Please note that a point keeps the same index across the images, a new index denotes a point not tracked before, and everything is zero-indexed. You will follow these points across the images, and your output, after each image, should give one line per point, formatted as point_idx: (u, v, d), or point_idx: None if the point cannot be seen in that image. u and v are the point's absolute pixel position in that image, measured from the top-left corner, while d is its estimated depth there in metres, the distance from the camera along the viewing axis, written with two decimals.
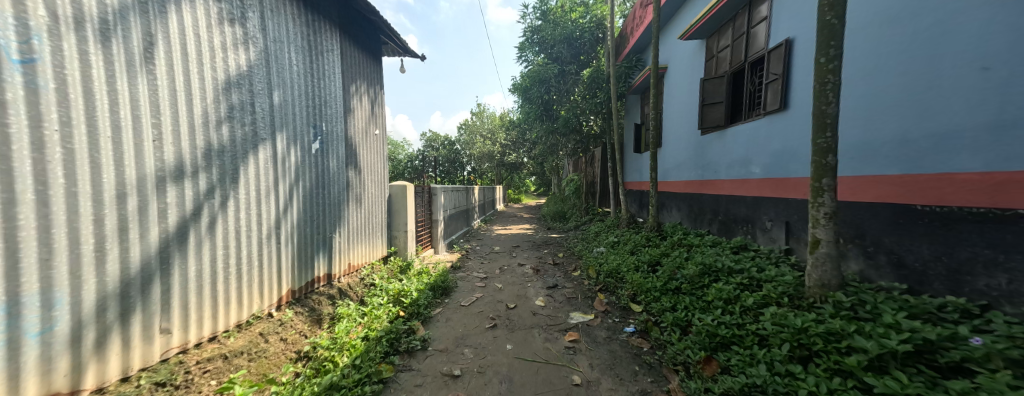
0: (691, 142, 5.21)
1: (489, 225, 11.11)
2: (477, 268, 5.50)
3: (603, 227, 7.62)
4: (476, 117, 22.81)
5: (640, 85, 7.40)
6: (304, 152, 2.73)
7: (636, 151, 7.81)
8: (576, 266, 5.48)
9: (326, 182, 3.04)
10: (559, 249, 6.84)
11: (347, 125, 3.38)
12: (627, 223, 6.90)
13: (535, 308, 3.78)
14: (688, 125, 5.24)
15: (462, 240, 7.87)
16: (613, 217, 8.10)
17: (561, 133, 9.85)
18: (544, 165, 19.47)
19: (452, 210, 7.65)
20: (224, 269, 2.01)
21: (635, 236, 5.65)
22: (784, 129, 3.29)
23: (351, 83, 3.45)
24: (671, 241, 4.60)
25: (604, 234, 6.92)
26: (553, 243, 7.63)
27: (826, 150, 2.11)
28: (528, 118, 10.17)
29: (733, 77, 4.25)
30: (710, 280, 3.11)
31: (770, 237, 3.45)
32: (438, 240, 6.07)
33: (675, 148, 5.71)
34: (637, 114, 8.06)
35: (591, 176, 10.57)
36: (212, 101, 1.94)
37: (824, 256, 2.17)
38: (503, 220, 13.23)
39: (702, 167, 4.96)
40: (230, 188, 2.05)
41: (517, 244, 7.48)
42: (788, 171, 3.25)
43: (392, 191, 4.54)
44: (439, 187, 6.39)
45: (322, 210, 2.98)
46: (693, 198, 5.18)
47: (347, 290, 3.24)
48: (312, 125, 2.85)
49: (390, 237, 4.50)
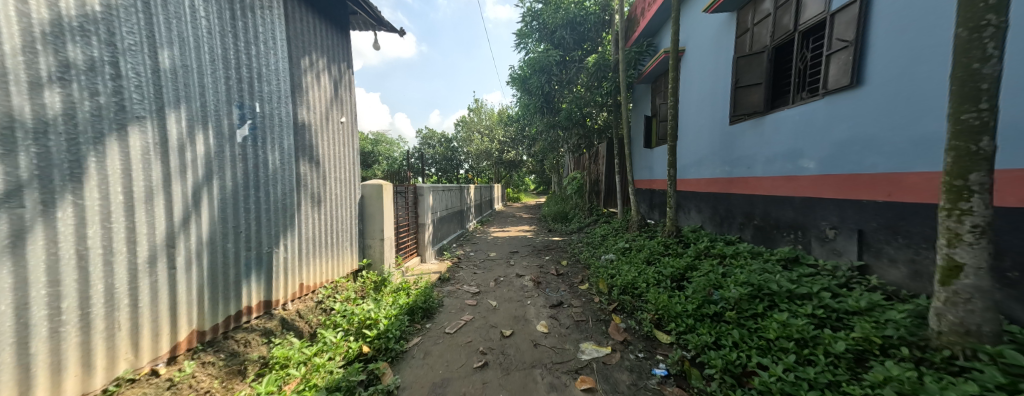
0: (716, 133, 4.49)
1: (486, 228, 10.38)
2: (469, 280, 4.76)
3: (610, 230, 6.90)
4: (473, 113, 22.03)
5: (652, 73, 6.69)
6: (220, 139, 1.99)
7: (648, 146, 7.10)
8: (583, 277, 4.75)
9: (262, 181, 2.31)
10: (562, 256, 6.12)
11: (297, 108, 2.65)
12: (637, 227, 6.18)
13: (537, 335, 3.07)
14: (715, 113, 4.52)
15: (454, 245, 7.13)
16: (622, 220, 7.40)
17: (563, 128, 9.13)
18: (545, 163, 18.74)
19: (444, 212, 6.91)
20: (45, 317, 1.30)
21: (650, 242, 4.93)
22: (855, 111, 2.57)
23: (303, 54, 2.72)
24: (696, 251, 3.89)
25: (612, 239, 6.20)
26: (555, 248, 6.90)
27: (981, 130, 1.38)
28: (527, 111, 9.43)
29: (776, 53, 3.53)
30: (765, 307, 2.39)
31: (833, 249, 2.74)
32: (425, 247, 5.33)
33: (696, 141, 4.98)
34: (648, 105, 7.34)
35: (596, 174, 9.85)
36: (16, 49, 1.22)
37: (970, 290, 1.45)
38: (502, 221, 12.49)
39: (731, 163, 4.25)
40: (63, 190, 1.33)
41: (515, 250, 6.75)
42: (862, 165, 2.53)
43: (364, 192, 3.78)
44: (427, 186, 5.65)
45: (254, 218, 2.24)
46: (720, 199, 4.46)
47: (294, 320, 2.51)
48: (238, 104, 2.12)
49: (363, 247, 3.77)
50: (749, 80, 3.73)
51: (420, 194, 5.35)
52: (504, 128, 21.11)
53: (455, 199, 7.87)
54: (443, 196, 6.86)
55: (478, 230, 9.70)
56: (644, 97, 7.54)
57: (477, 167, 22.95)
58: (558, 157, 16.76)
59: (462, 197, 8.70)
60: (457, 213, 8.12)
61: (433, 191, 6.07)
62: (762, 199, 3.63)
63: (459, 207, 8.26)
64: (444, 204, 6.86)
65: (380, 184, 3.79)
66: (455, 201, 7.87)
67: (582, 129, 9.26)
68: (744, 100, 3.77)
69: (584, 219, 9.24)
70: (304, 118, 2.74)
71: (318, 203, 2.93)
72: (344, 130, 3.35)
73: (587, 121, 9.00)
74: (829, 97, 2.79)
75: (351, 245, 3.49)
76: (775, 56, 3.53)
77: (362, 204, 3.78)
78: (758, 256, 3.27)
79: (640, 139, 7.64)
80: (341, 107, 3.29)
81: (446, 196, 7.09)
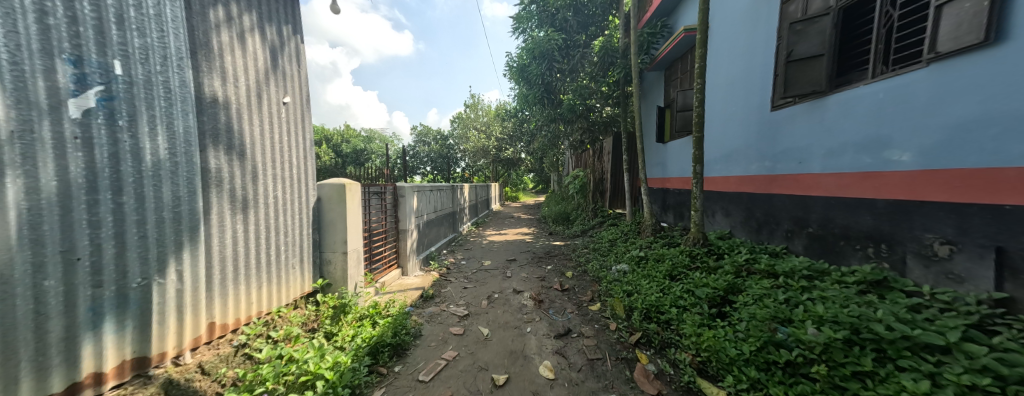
0: (754, 122, 3.75)
1: (482, 231, 9.59)
2: (457, 298, 3.99)
3: (620, 235, 6.16)
4: (470, 108, 21.19)
5: (666, 58, 5.96)
6: (28, 110, 1.28)
7: (661, 140, 6.37)
8: (593, 293, 4.01)
9: (131, 181, 1.55)
10: (566, 265, 5.36)
11: (201, 77, 1.90)
12: (651, 232, 5.42)
13: (540, 384, 2.32)
14: (752, 98, 3.77)
15: (444, 251, 6.37)
16: (631, 223, 6.67)
17: (566, 121, 8.39)
18: (544, 161, 17.97)
19: (432, 214, 6.12)
20: None
21: (670, 252, 4.18)
22: (991, 79, 1.86)
23: (214, 3, 1.97)
24: (735, 266, 3.16)
25: (622, 247, 5.44)
26: (558, 255, 6.15)
27: None
28: (527, 103, 8.69)
29: (842, 16, 2.81)
30: (874, 361, 1.65)
31: (949, 273, 2.02)
32: (406, 258, 4.54)
33: (726, 133, 4.24)
34: (660, 95, 6.62)
35: (601, 172, 9.10)
36: None
37: None
38: (499, 223, 11.70)
39: (773, 157, 3.51)
40: None
41: (512, 258, 5.97)
42: (1003, 156, 1.80)
43: (321, 193, 3.00)
44: (410, 185, 4.87)
45: (114, 236, 1.49)
46: (757, 201, 3.73)
47: (198, 380, 1.76)
48: (67, 59, 1.38)
49: (320, 262, 2.98)
50: (805, 51, 2.97)
51: (402, 194, 4.55)
52: (501, 125, 20.27)
53: (445, 199, 7.07)
54: (431, 195, 6.07)
55: (473, 233, 8.91)
56: (657, 86, 6.81)
57: (474, 165, 22.10)
58: (558, 153, 15.94)
59: (453, 197, 7.88)
60: (448, 215, 7.34)
61: (418, 190, 5.29)
62: (822, 202, 2.91)
63: (450, 208, 7.47)
64: (431, 205, 6.06)
65: (342, 183, 3.00)
66: (445, 202, 7.09)
67: (585, 122, 8.50)
68: (799, 77, 3.01)
69: (588, 222, 8.47)
70: (216, 92, 1.98)
71: (244, 209, 2.16)
72: (287, 114, 2.58)
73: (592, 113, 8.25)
74: (939, 64, 2.08)
75: (299, 262, 2.70)
76: (841, 21, 2.81)
77: (318, 208, 2.99)
78: (824, 277, 2.55)
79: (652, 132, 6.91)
80: (283, 83, 2.53)
81: (435, 196, 6.30)
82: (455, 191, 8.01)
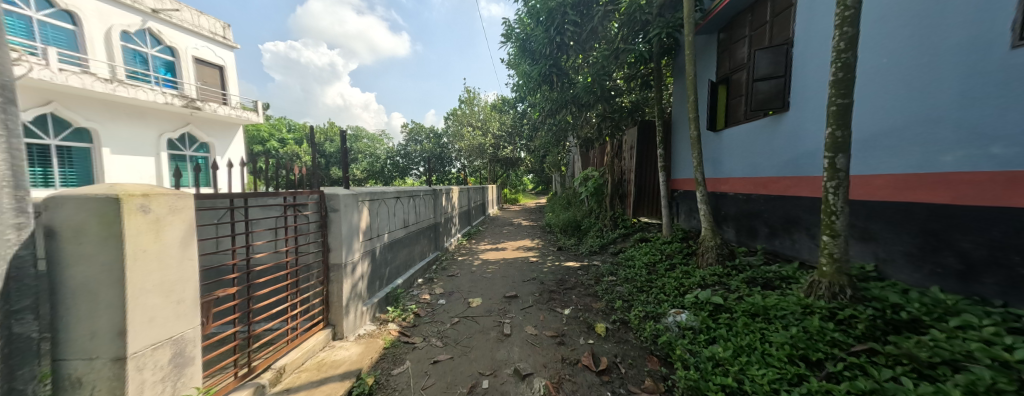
0: (957, 77, 2.07)
1: (476, 245, 7.86)
2: (414, 392, 2.27)
3: (662, 261, 4.47)
4: (465, 103, 19.50)
5: (726, 12, 4.31)
6: None
7: (715, 129, 4.77)
8: (655, 381, 2.31)
9: None
10: (591, 308, 3.64)
11: None
12: (712, 259, 3.69)
13: None
14: (951, 35, 2.09)
15: (421, 283, 4.66)
16: (673, 243, 4.96)
17: (579, 106, 6.70)
18: (547, 159, 16.34)
19: (399, 230, 4.37)
20: None
21: (777, 304, 2.47)
22: None
23: None
24: (992, 370, 1.47)
25: (670, 281, 3.73)
26: (577, 287, 4.42)
27: None
28: (530, 84, 6.98)
29: None
30: None
31: None
32: (339, 310, 2.82)
33: (869, 104, 2.55)
34: (713, 66, 4.95)
35: (621, 171, 7.44)
36: None
37: None
38: (496, 233, 9.98)
39: (1015, 139, 1.84)
40: None
41: (511, 293, 4.24)
42: None
43: (54, 219, 1.26)
44: (355, 192, 3.21)
45: None
46: (968, 222, 2.03)
47: None
48: None
49: (49, 387, 1.25)
50: None
51: (334, 209, 2.82)
52: (499, 120, 18.62)
53: (421, 208, 5.33)
54: (397, 205, 4.32)
55: (463, 250, 7.18)
56: (707, 55, 5.09)
57: (470, 164, 20.45)
58: (562, 150, 14.25)
59: (434, 204, 6.11)
60: (427, 230, 5.60)
61: (371, 199, 3.55)
62: None
63: (429, 219, 5.72)
64: (398, 218, 4.32)
65: (109, 197, 1.27)
66: (422, 213, 5.35)
67: (603, 108, 6.81)
68: None
69: (607, 236, 6.77)
70: None
71: None
72: None
73: (613, 97, 6.56)
74: None
75: None
76: None
77: (54, 255, 1.27)
78: None
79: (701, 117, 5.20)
80: None
81: (404, 205, 4.57)
82: (438, 197, 6.24)
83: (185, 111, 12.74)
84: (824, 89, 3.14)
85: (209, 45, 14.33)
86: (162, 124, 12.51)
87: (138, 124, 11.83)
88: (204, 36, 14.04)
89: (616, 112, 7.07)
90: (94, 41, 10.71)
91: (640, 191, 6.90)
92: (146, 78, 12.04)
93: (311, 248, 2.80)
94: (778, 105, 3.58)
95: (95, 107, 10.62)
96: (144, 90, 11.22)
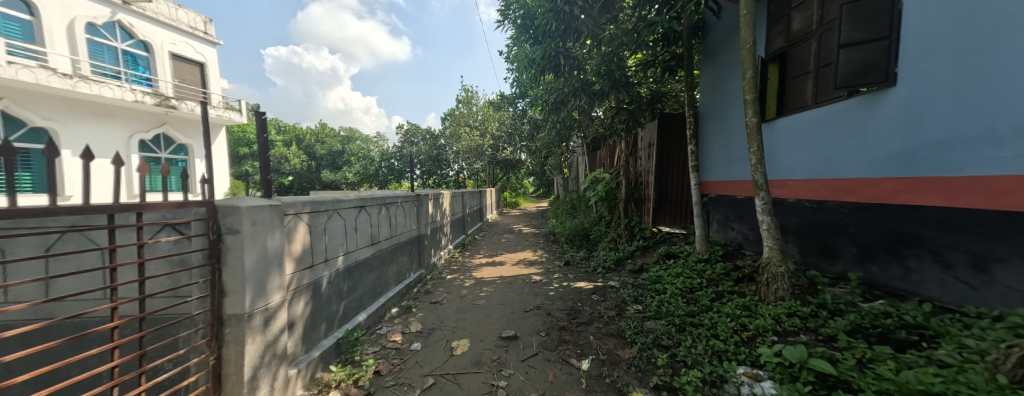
0: None
1: (470, 258, 6.87)
2: None
3: (703, 288, 3.49)
4: (463, 103, 18.54)
5: None
6: None
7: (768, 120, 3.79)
8: None
9: None
10: (618, 361, 2.65)
11: None
12: (782, 292, 2.69)
13: None
14: None
15: (395, 316, 3.69)
16: (712, 265, 3.95)
17: (591, 96, 5.72)
18: (550, 161, 15.42)
19: (363, 248, 3.36)
20: None
21: (941, 388, 1.49)
22: None
23: None
24: None
25: (725, 323, 2.74)
26: (595, 322, 3.44)
27: None
28: (531, 71, 6.03)
29: None
30: None
31: None
32: (235, 391, 1.81)
33: None
34: (762, 39, 3.96)
35: (639, 173, 6.53)
36: None
37: None
38: (494, 242, 9.01)
39: None
40: None
41: (508, 331, 3.24)
42: None
43: None
44: (284, 201, 2.23)
45: None
46: None
47: None
48: None
49: None
50: None
51: (231, 230, 1.83)
52: (499, 120, 17.76)
53: (399, 220, 4.35)
54: (361, 216, 3.33)
55: (455, 265, 6.19)
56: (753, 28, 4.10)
57: (469, 167, 19.50)
58: (566, 150, 13.29)
59: (418, 213, 5.13)
60: (407, 245, 4.61)
61: (313, 210, 2.55)
62: None
63: (410, 232, 4.74)
64: (361, 233, 3.33)
65: None
66: (400, 225, 4.38)
67: (618, 100, 5.84)
68: None
69: (622, 250, 5.78)
70: None
71: None
72: None
73: (631, 86, 5.57)
74: None
75: None
76: None
77: None
78: None
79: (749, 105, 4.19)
80: None
81: (372, 215, 3.58)
82: (422, 205, 5.25)
83: (159, 110, 11.90)
84: (959, 50, 2.14)
85: (188, 40, 13.43)
86: (134, 124, 11.61)
87: (106, 124, 10.95)
88: (181, 30, 13.13)
89: (632, 104, 6.06)
90: (54, 33, 9.81)
91: (660, 196, 5.96)
92: (116, 74, 11.13)
93: (196, 290, 1.82)
94: (877, 78, 2.57)
95: (54, 104, 9.72)
96: (110, 87, 10.32)
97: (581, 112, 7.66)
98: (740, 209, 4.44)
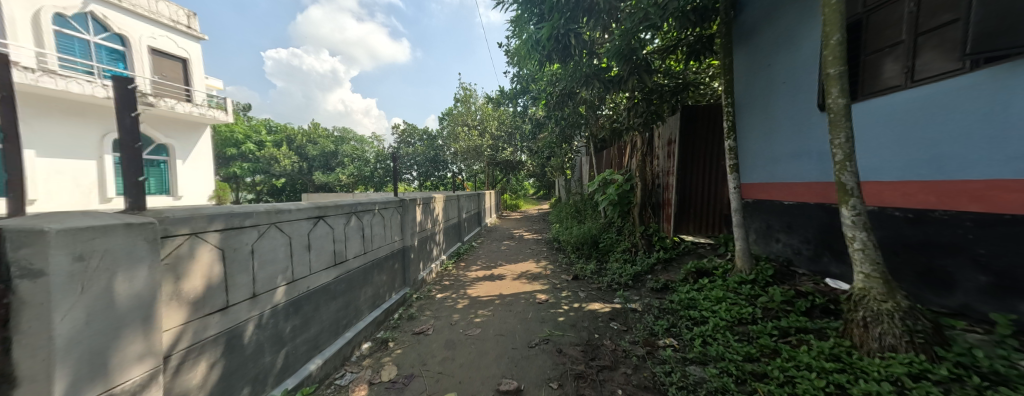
0: None
1: (465, 271, 6.08)
2: None
3: (761, 322, 2.73)
4: (461, 102, 17.79)
5: None
6: None
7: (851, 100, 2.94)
8: None
9: None
10: None
11: None
12: (891, 340, 1.96)
13: None
14: None
15: (366, 356, 2.91)
16: (760, 288, 3.21)
17: (607, 83, 4.81)
18: (552, 161, 14.69)
19: (322, 271, 2.57)
20: None
21: None
22: None
23: None
24: None
25: (811, 382, 1.96)
26: (621, 367, 2.66)
27: None
28: (535, 58, 5.24)
29: None
30: None
31: None
32: None
33: None
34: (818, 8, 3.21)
35: (657, 176, 5.82)
36: None
37: None
38: (492, 250, 8.25)
39: None
40: None
41: (509, 382, 2.47)
42: None
43: None
44: (171, 216, 1.46)
45: None
46: None
47: None
48: None
49: None
50: None
51: (25, 272, 1.03)
52: (499, 120, 17.04)
53: (375, 231, 3.57)
54: (318, 230, 2.54)
55: (447, 281, 5.39)
56: None
57: (467, 168, 18.74)
58: (570, 150, 12.56)
59: (401, 221, 4.34)
60: (387, 261, 3.82)
61: (230, 227, 1.76)
62: None
63: (391, 245, 3.96)
64: (318, 252, 2.54)
65: None
66: (377, 237, 3.60)
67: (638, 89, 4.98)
68: None
69: (641, 264, 5.01)
70: None
71: None
72: None
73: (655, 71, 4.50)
74: None
75: None
76: None
77: None
78: None
79: (803, 90, 3.43)
80: None
81: (336, 228, 2.80)
82: (407, 212, 4.47)
83: None
84: None
85: (170, 35, 12.72)
86: (107, 124, 10.93)
87: (75, 123, 10.27)
88: (161, 24, 12.40)
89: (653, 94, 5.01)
90: (18, 24, 9.05)
91: (683, 201, 5.21)
92: (88, 69, 10.40)
93: None
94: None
95: None
96: (79, 82, 9.62)
97: (589, 107, 6.92)
98: (789, 218, 3.68)
